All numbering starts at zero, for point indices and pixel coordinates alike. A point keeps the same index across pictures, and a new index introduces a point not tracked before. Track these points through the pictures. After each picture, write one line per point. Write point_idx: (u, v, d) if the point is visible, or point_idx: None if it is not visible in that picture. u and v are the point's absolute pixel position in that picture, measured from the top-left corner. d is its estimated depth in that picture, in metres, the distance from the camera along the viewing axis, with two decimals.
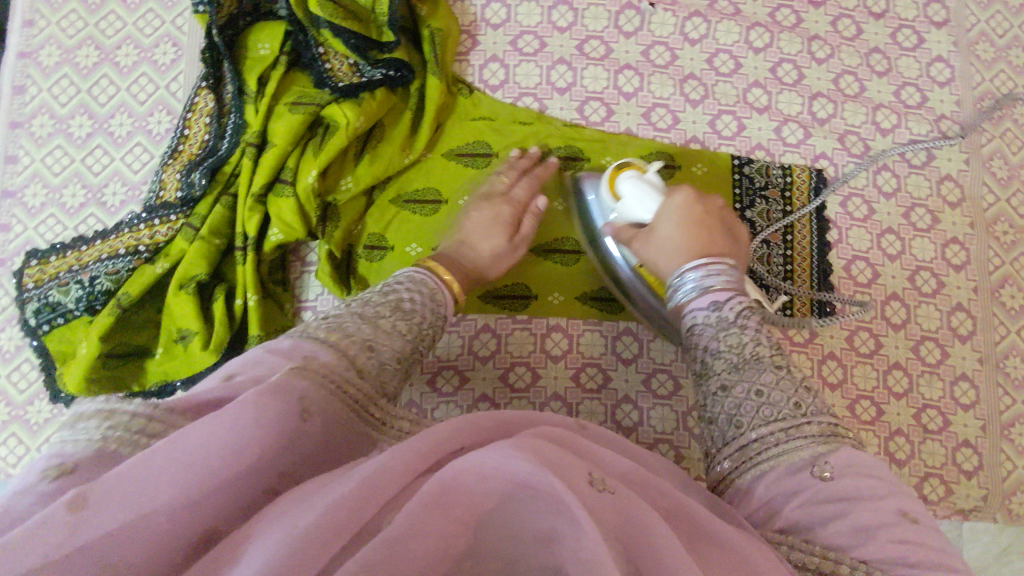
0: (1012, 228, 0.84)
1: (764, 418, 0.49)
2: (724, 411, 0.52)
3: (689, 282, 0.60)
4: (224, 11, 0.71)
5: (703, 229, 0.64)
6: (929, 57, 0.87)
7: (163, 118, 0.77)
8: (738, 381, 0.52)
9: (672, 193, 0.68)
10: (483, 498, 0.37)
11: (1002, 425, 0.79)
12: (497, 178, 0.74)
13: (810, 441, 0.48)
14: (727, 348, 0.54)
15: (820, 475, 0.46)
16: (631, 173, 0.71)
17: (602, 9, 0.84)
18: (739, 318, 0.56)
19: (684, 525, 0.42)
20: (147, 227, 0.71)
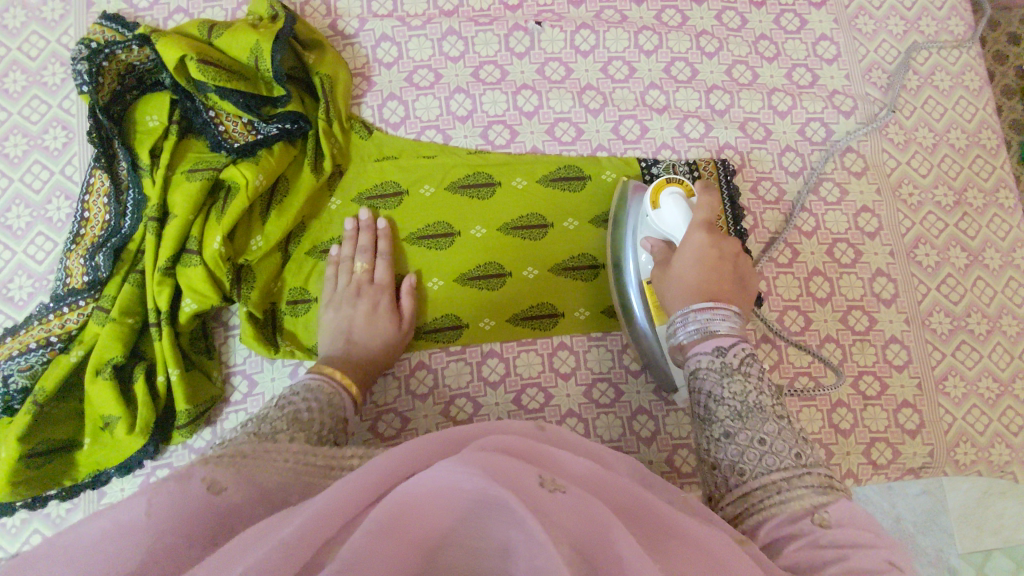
0: (917, 188, 0.86)
1: (767, 468, 0.48)
2: (727, 457, 0.50)
3: (692, 322, 0.59)
4: (105, 89, 0.70)
5: (722, 276, 0.62)
6: (813, 37, 0.90)
7: (61, 204, 0.76)
8: (740, 428, 0.50)
9: (699, 222, 0.65)
10: (440, 519, 0.33)
11: (937, 380, 0.80)
12: (350, 268, 0.74)
13: (813, 488, 0.46)
14: (732, 395, 0.52)
15: (819, 522, 0.43)
16: (672, 199, 0.67)
17: (491, 33, 0.85)
18: (742, 366, 0.53)
19: (649, 521, 0.39)
20: (56, 316, 0.69)
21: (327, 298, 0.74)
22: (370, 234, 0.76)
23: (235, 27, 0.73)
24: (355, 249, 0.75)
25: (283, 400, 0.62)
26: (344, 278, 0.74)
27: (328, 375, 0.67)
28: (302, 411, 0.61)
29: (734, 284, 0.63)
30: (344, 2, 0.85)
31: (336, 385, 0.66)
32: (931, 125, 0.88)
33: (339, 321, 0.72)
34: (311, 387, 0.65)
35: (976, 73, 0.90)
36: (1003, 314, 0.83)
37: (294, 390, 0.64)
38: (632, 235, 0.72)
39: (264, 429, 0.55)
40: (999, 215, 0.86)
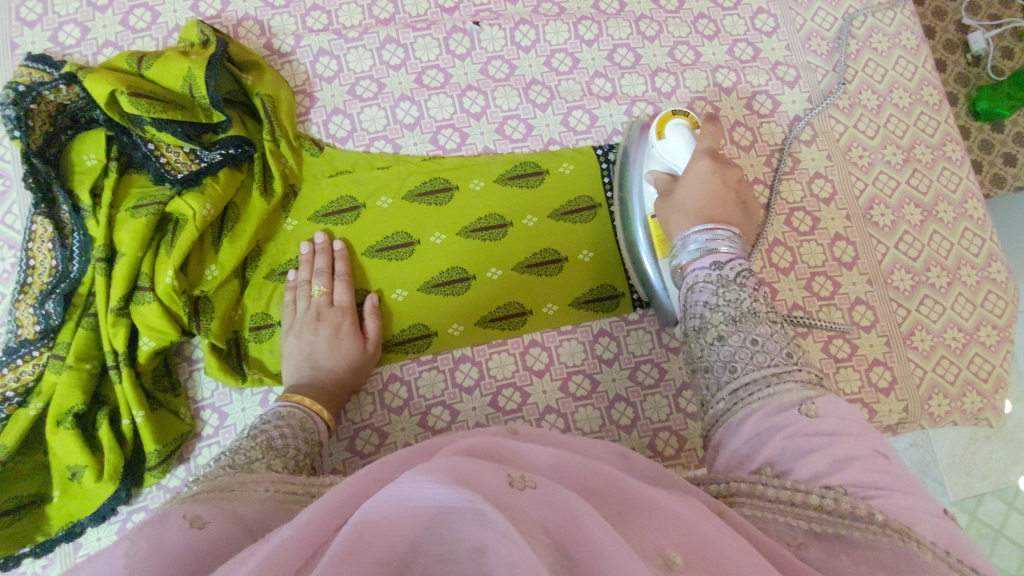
0: (866, 150, 0.87)
1: (757, 364, 0.49)
2: (719, 358, 0.51)
3: (693, 242, 0.57)
4: (36, 132, 0.69)
5: (721, 202, 0.61)
6: (751, 11, 0.91)
7: (5, 254, 0.73)
8: (736, 331, 0.50)
9: (703, 150, 0.65)
10: (406, 530, 0.31)
11: (904, 336, 0.82)
12: (308, 292, 0.73)
13: (801, 386, 0.47)
14: (726, 302, 0.52)
15: (807, 412, 0.45)
16: (682, 129, 0.68)
17: (430, 38, 0.84)
18: (738, 278, 0.53)
19: (620, 500, 0.39)
20: (10, 369, 0.67)
21: (288, 325, 0.73)
22: (327, 257, 0.74)
23: (165, 56, 0.71)
24: (312, 272, 0.74)
25: (256, 430, 0.60)
26: (302, 302, 0.73)
27: (297, 401, 0.66)
28: (275, 437, 0.59)
29: (736, 205, 0.62)
30: (277, 20, 0.83)
31: (306, 411, 0.65)
32: (874, 87, 0.89)
33: (301, 346, 0.70)
34: (281, 414, 0.63)
35: (913, 32, 0.91)
36: (961, 266, 0.84)
37: (264, 418, 0.63)
38: (638, 166, 0.72)
39: (238, 460, 0.54)
40: (948, 168, 0.87)
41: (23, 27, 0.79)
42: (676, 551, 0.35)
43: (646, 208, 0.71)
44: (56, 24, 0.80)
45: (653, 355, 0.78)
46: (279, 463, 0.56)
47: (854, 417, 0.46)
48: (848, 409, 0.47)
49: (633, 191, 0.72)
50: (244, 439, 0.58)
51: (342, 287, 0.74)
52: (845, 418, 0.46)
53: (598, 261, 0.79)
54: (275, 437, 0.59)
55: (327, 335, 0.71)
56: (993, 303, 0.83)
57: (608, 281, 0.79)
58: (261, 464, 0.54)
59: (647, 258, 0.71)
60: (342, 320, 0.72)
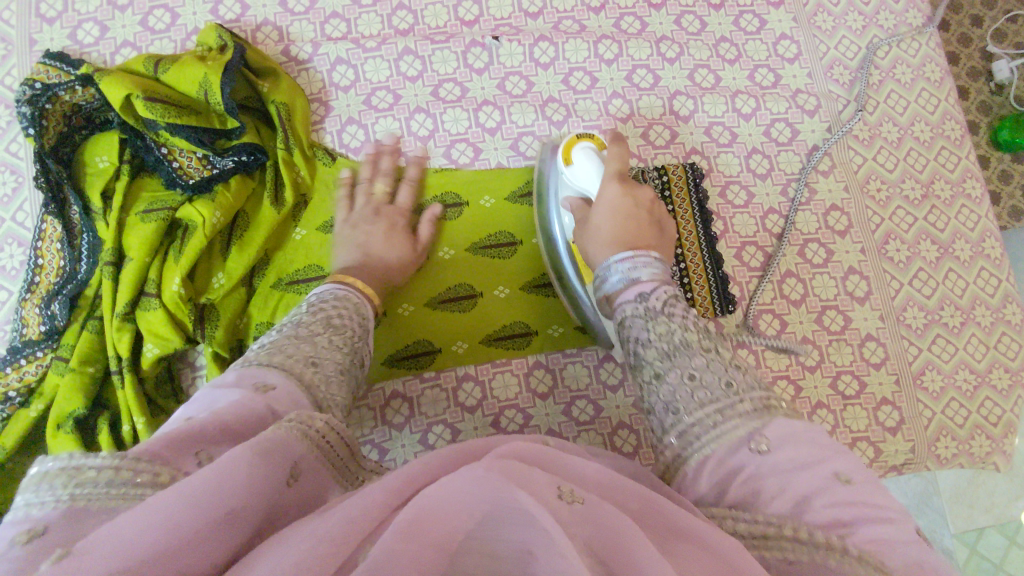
0: (885, 183, 0.86)
1: (700, 403, 0.45)
2: (660, 399, 0.48)
3: (615, 273, 0.58)
4: (50, 132, 0.68)
5: (636, 227, 0.63)
6: (774, 36, 0.89)
7: (15, 251, 0.73)
8: (670, 368, 0.48)
9: (612, 174, 0.66)
10: (458, 524, 0.31)
11: (914, 375, 0.80)
12: (369, 188, 0.76)
13: (746, 415, 0.44)
14: (658, 337, 0.50)
15: (757, 449, 0.41)
16: (588, 144, 0.70)
17: (448, 50, 0.84)
18: (666, 308, 0.52)
19: (661, 520, 0.38)
20: (14, 369, 0.67)
21: (344, 218, 0.74)
22: (391, 159, 0.79)
23: (182, 60, 0.71)
24: (374, 172, 0.77)
25: (314, 305, 0.58)
26: (362, 199, 0.75)
27: (351, 284, 0.63)
28: (333, 315, 0.57)
29: (653, 226, 0.65)
30: (295, 27, 0.83)
31: (361, 297, 0.62)
32: (895, 119, 0.88)
33: (356, 235, 0.71)
34: (337, 295, 0.60)
35: (937, 65, 0.90)
36: (975, 306, 0.83)
37: (317, 297, 0.60)
38: (552, 194, 0.74)
39: (301, 332, 0.53)
40: (967, 205, 0.86)
41: (42, 24, 0.79)
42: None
43: (567, 235, 0.71)
44: (75, 22, 0.80)
45: None
46: (340, 341, 0.55)
47: (814, 436, 0.42)
48: (803, 425, 0.43)
49: (551, 216, 0.73)
50: (300, 313, 0.56)
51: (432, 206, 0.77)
52: (806, 436, 0.42)
53: None
54: (334, 315, 0.57)
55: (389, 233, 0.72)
56: (1006, 346, 0.82)
57: None
58: (323, 340, 0.53)
59: (574, 282, 0.72)
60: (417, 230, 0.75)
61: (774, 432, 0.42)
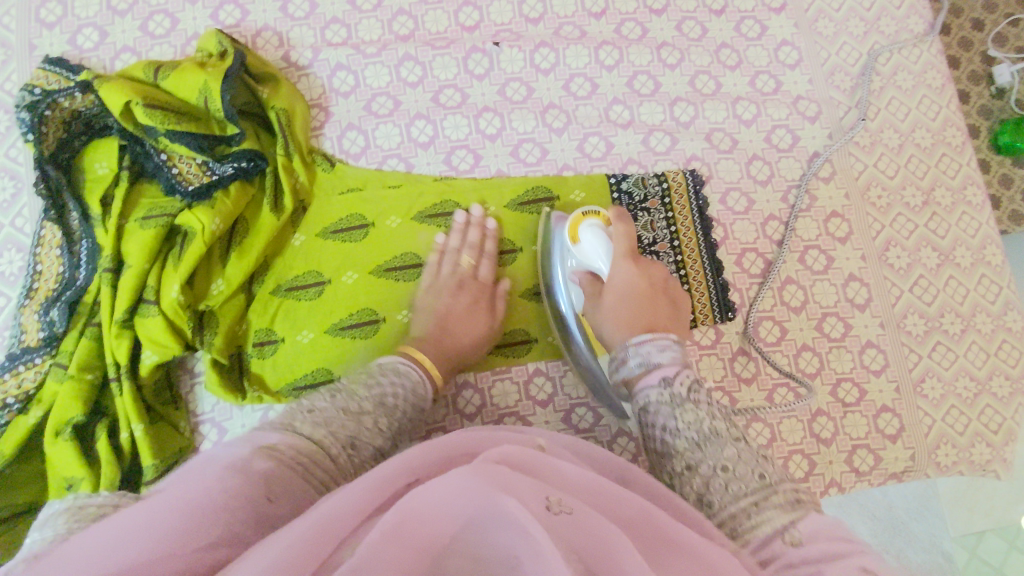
0: (885, 190, 0.86)
1: (736, 495, 0.47)
2: (693, 489, 0.50)
3: (636, 356, 0.61)
4: (49, 138, 0.68)
5: (650, 310, 0.65)
6: (775, 42, 0.89)
7: (14, 257, 0.73)
8: (701, 459, 0.51)
9: (621, 253, 0.69)
10: (444, 526, 0.32)
11: (914, 382, 0.80)
12: (456, 259, 0.75)
13: (780, 508, 0.46)
14: (686, 425, 0.53)
15: (791, 541, 0.43)
16: (592, 218, 0.70)
17: (448, 57, 0.83)
18: (689, 395, 0.55)
19: (652, 531, 0.38)
20: (12, 375, 0.67)
21: (429, 282, 0.75)
22: (480, 233, 0.76)
23: (182, 67, 0.71)
24: (463, 242, 0.76)
25: (372, 380, 0.57)
26: (449, 267, 0.75)
27: (418, 361, 0.63)
28: (388, 394, 0.57)
29: (670, 311, 0.67)
30: (295, 32, 0.83)
31: (422, 374, 0.63)
32: (896, 126, 0.88)
33: (437, 306, 0.72)
34: (401, 370, 0.61)
35: (938, 72, 0.90)
36: (976, 313, 0.83)
37: (386, 370, 0.60)
38: (559, 272, 0.73)
39: (353, 407, 0.52)
40: (968, 212, 0.86)
41: (41, 28, 0.79)
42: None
43: (579, 312, 0.72)
44: (75, 27, 0.79)
45: None
46: (385, 423, 0.54)
47: (838, 529, 0.44)
48: (836, 523, 0.45)
49: (562, 292, 0.73)
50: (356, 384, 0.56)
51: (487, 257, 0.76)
52: (837, 535, 0.43)
53: None
54: (387, 393, 0.56)
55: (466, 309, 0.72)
56: (1007, 354, 0.82)
57: None
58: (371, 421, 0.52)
59: (584, 351, 0.72)
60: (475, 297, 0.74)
61: (806, 527, 0.44)
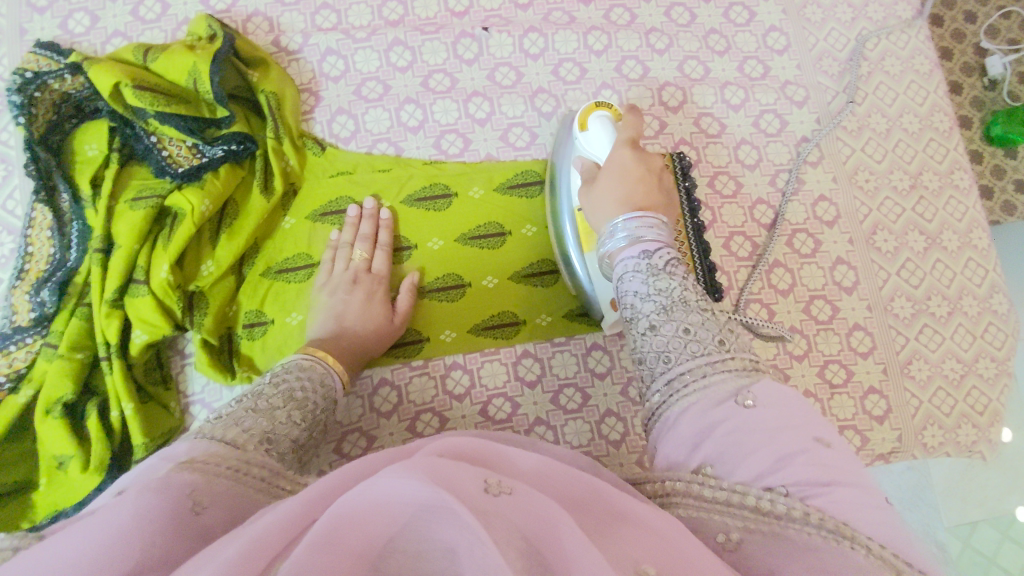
0: (873, 174, 0.86)
1: (690, 353, 0.46)
2: (652, 348, 0.48)
3: (620, 231, 0.55)
4: (39, 120, 0.69)
5: (644, 185, 0.60)
6: (763, 28, 0.90)
7: (5, 239, 0.74)
8: (666, 320, 0.48)
9: (624, 140, 0.65)
10: (383, 526, 0.33)
11: (901, 364, 0.81)
12: (349, 255, 0.74)
13: (733, 372, 0.44)
14: (657, 291, 0.49)
15: (742, 403, 0.42)
16: (603, 113, 0.68)
17: (438, 42, 0.84)
18: (667, 266, 0.51)
19: (600, 511, 0.39)
20: (3, 355, 0.67)
21: (323, 282, 0.73)
22: (373, 224, 0.76)
23: (171, 49, 0.71)
24: (356, 235, 0.75)
25: (277, 377, 0.58)
26: (342, 263, 0.73)
27: (317, 355, 0.63)
28: (296, 388, 0.57)
29: (663, 194, 0.61)
30: (286, 17, 0.83)
31: (326, 367, 0.62)
32: (884, 110, 0.88)
33: (333, 303, 0.70)
34: (303, 366, 0.60)
35: (926, 57, 0.90)
36: (963, 296, 0.83)
37: (287, 367, 0.60)
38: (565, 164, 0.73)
39: (260, 405, 0.54)
40: (955, 196, 0.86)
41: (33, 13, 0.80)
42: (649, 560, 0.34)
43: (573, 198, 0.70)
44: (66, 12, 0.80)
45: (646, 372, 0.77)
46: (299, 417, 0.55)
47: (795, 400, 0.42)
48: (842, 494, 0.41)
49: (562, 188, 0.72)
50: (263, 384, 0.57)
51: (382, 250, 0.75)
52: (785, 403, 0.42)
53: None
54: (297, 388, 0.57)
55: (364, 295, 0.71)
56: (994, 336, 0.83)
57: None
58: (282, 416, 0.54)
59: (573, 251, 0.70)
60: (378, 287, 0.73)
61: (759, 389, 0.42)
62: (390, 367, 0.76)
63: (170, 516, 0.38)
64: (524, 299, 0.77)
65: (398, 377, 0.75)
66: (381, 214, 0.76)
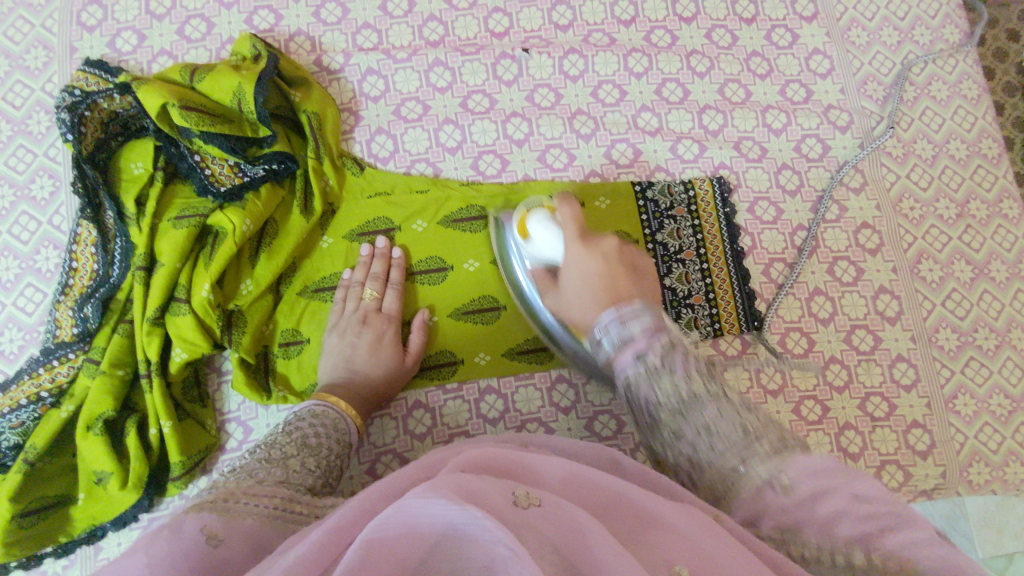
0: (918, 202, 0.84)
1: (719, 455, 0.46)
2: (683, 454, 0.49)
3: (609, 336, 0.55)
4: (88, 138, 0.70)
5: (612, 284, 0.62)
6: (807, 51, 0.89)
7: (50, 254, 0.75)
8: (686, 424, 0.48)
9: (573, 237, 0.66)
10: (416, 548, 0.32)
11: (946, 398, 0.79)
12: (360, 295, 0.74)
13: (762, 459, 0.44)
14: (661, 393, 0.49)
15: (780, 488, 0.42)
16: (540, 212, 0.68)
17: (478, 62, 0.84)
18: (666, 363, 0.50)
19: (628, 515, 0.38)
20: (46, 370, 0.68)
21: (334, 323, 0.73)
22: (384, 262, 0.75)
23: (218, 70, 0.72)
24: (367, 275, 0.75)
25: (290, 426, 0.59)
26: (352, 303, 0.73)
27: (332, 402, 0.63)
28: (310, 434, 0.58)
29: (629, 278, 0.64)
30: (328, 36, 0.84)
31: (340, 413, 0.63)
32: (930, 136, 0.86)
33: (343, 346, 0.71)
34: (316, 412, 0.61)
35: (975, 82, 0.88)
36: (1012, 329, 0.81)
37: (299, 415, 0.61)
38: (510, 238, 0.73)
39: (274, 454, 0.54)
40: (1004, 226, 0.84)
41: (83, 32, 0.81)
42: (681, 563, 0.34)
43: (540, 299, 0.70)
44: (115, 30, 0.81)
45: None
46: (314, 463, 0.55)
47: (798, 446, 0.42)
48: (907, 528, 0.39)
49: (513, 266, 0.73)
50: (276, 434, 0.57)
51: (391, 290, 0.75)
52: (823, 474, 0.42)
53: None
54: (309, 435, 0.58)
55: (371, 340, 0.71)
56: None
57: None
58: (296, 462, 0.54)
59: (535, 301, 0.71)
60: (389, 330, 0.73)
61: (794, 471, 0.43)
62: (424, 389, 0.75)
63: (192, 556, 0.39)
64: None
65: (433, 400, 0.75)
66: (392, 254, 0.76)
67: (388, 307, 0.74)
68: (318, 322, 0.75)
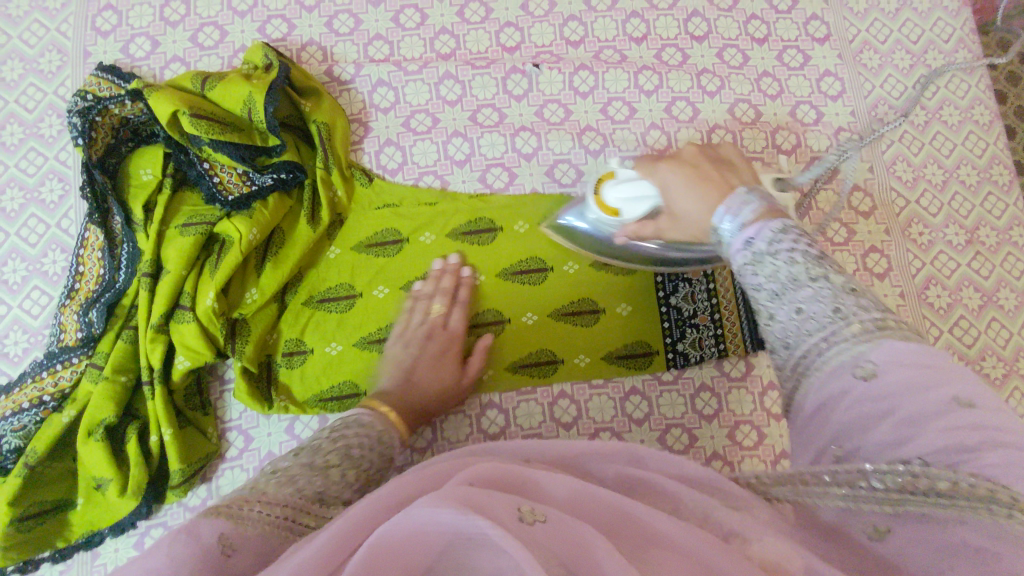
0: (927, 227, 0.84)
1: (811, 334, 0.41)
2: (785, 358, 0.44)
3: (724, 225, 0.49)
4: (98, 143, 0.70)
5: (712, 183, 0.55)
6: (818, 73, 0.88)
7: (58, 257, 0.75)
8: (780, 305, 0.43)
9: (649, 165, 0.63)
10: (421, 555, 0.33)
11: None
12: None
13: (857, 340, 0.40)
14: (766, 278, 0.44)
15: (862, 375, 0.38)
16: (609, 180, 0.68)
17: (488, 77, 0.84)
18: (778, 243, 0.44)
19: (634, 530, 0.37)
20: (50, 373, 0.69)
21: None
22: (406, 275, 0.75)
23: (229, 78, 0.72)
24: None
25: (301, 436, 0.55)
26: None
27: (351, 414, 0.62)
28: (320, 442, 0.54)
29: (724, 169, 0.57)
30: (340, 47, 0.84)
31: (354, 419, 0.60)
32: (940, 161, 0.86)
33: None
34: (326, 421, 0.58)
35: (987, 107, 0.88)
36: (1019, 357, 0.80)
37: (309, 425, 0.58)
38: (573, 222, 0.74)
39: (281, 466, 0.50)
40: (1013, 253, 0.83)
41: (97, 36, 0.82)
42: None
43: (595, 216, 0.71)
44: (128, 36, 0.82)
45: (685, 420, 0.75)
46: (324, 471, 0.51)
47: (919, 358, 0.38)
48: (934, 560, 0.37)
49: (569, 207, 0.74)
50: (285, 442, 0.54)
51: (415, 303, 0.74)
52: (915, 358, 0.38)
53: (637, 318, 0.77)
54: (320, 442, 0.54)
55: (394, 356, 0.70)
56: None
57: (644, 340, 0.77)
58: (302, 470, 0.50)
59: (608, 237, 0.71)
60: (414, 343, 0.71)
61: (881, 356, 0.38)
62: None
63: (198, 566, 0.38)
64: (565, 338, 0.76)
65: None
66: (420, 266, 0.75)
67: (413, 320, 0.73)
68: (337, 333, 0.74)
